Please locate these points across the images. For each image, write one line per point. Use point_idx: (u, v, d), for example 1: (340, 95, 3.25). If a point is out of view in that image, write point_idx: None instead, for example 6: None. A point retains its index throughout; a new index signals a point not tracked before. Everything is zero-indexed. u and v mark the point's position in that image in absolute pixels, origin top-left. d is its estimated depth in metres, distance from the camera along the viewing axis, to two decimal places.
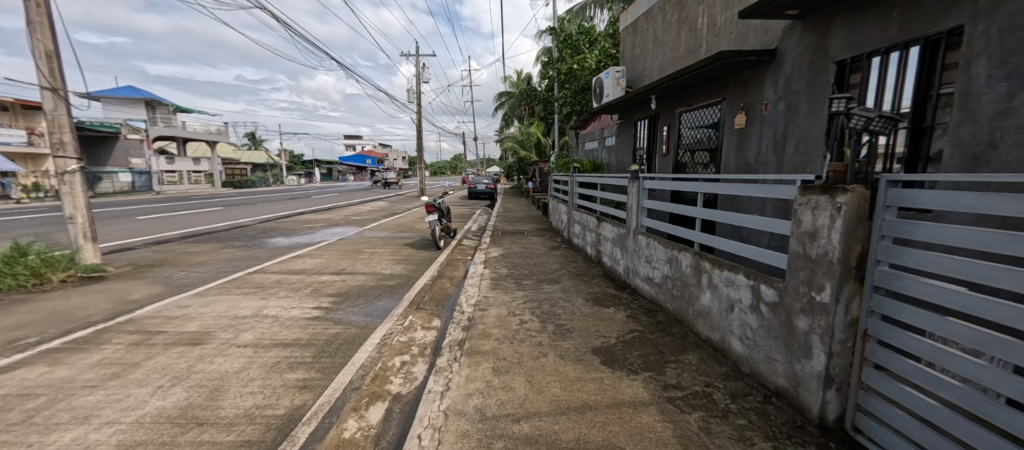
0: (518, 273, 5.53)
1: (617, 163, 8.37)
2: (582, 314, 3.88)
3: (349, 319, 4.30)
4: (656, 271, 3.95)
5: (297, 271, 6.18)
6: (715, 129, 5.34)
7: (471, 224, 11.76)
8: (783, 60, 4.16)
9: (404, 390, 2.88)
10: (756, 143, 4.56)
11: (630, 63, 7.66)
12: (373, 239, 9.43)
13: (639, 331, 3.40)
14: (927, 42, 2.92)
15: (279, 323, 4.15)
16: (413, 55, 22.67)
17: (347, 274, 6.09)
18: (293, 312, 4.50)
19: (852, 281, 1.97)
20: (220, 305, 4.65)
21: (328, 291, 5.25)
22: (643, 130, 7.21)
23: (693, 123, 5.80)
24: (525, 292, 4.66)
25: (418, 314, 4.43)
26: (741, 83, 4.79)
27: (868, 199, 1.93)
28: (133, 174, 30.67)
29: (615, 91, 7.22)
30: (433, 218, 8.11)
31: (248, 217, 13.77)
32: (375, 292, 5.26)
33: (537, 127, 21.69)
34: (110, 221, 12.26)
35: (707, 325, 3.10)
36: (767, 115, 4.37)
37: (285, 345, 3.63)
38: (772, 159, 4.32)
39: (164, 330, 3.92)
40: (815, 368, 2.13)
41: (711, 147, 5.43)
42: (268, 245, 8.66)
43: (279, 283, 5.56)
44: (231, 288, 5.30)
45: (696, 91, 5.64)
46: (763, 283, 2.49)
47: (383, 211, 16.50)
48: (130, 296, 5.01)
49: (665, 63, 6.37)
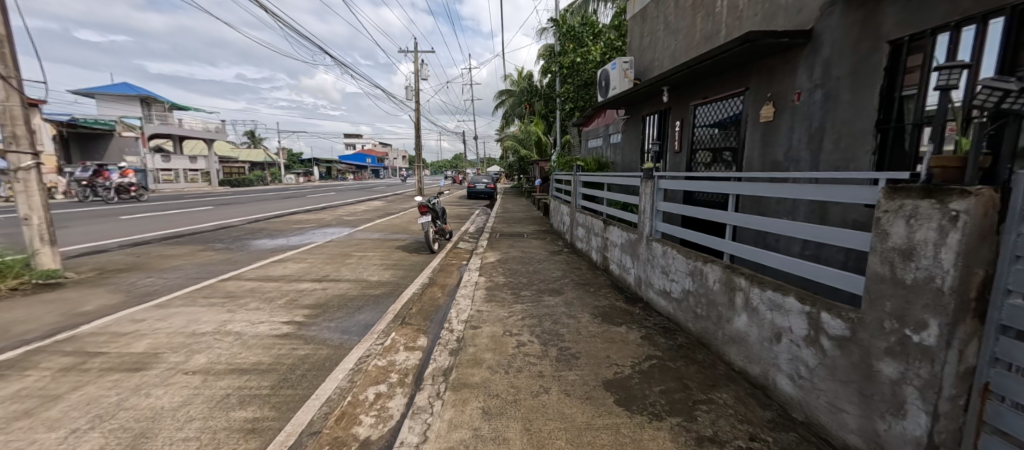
0: (517, 282, 5.00)
1: (623, 161, 7.84)
2: (588, 335, 3.34)
3: (322, 337, 3.77)
4: (675, 285, 3.41)
5: (275, 279, 5.64)
6: (735, 123, 4.80)
7: (469, 225, 11.25)
8: (822, 42, 3.61)
9: (374, 435, 2.36)
10: (785, 137, 4.00)
11: (637, 53, 7.12)
12: (364, 241, 8.89)
13: (657, 358, 2.87)
14: (1013, 13, 2.39)
15: (241, 342, 3.61)
16: (410, 51, 22.39)
17: (329, 281, 5.55)
18: (260, 327, 3.97)
19: (969, 320, 1.41)
20: (180, 318, 4.12)
21: (305, 302, 4.71)
22: (652, 126, 6.69)
23: (709, 118, 5.27)
24: (524, 305, 4.12)
25: (402, 331, 3.90)
26: (767, 70, 4.22)
27: (996, 206, 1.37)
28: (127, 172, 30.25)
29: (622, 83, 6.69)
30: (426, 219, 7.58)
31: (236, 217, 13.26)
32: (357, 304, 4.72)
33: (537, 125, 21.20)
34: (92, 220, 11.75)
35: (741, 354, 2.57)
36: (800, 106, 3.82)
37: (241, 371, 3.09)
38: (805, 155, 3.77)
39: (105, 352, 3.39)
40: (909, 431, 1.58)
41: (729, 144, 4.90)
42: (250, 247, 8.12)
43: (251, 292, 5.03)
44: (196, 298, 4.76)
45: (713, 81, 5.10)
46: (825, 310, 1.94)
47: (378, 211, 15.95)
48: (82, 307, 4.48)
49: (678, 51, 5.82)
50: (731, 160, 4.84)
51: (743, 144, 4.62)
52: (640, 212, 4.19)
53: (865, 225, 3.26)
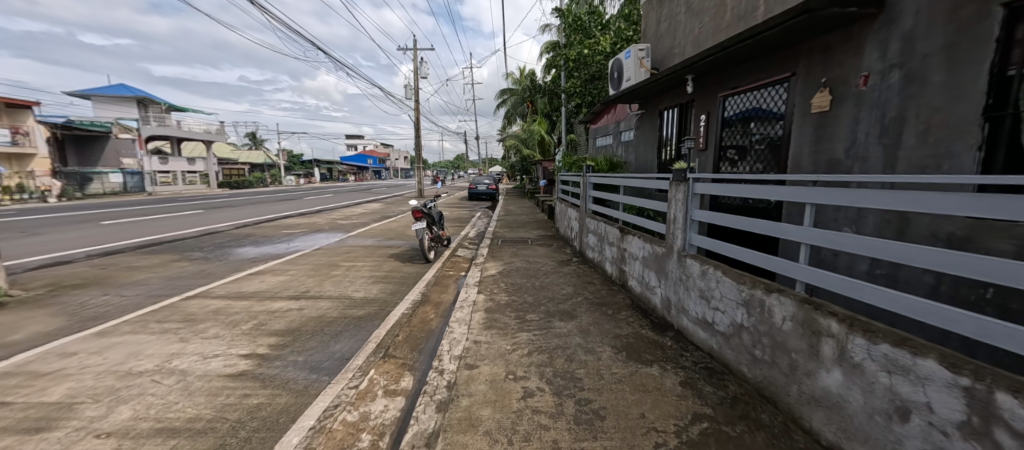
0: (522, 302, 4.32)
1: (636, 161, 7.15)
2: (612, 380, 2.65)
3: (285, 377, 3.09)
4: (720, 315, 2.73)
5: (246, 296, 4.97)
6: (777, 115, 4.09)
7: (469, 230, 10.56)
8: (901, 10, 2.90)
9: None
10: (847, 131, 3.32)
11: (654, 40, 6.43)
12: (355, 249, 8.23)
13: (709, 418, 2.19)
14: None
15: (183, 386, 2.94)
16: (409, 49, 21.87)
17: (307, 299, 4.87)
18: (212, 363, 3.29)
19: None
20: (119, 352, 3.45)
21: (274, 327, 4.03)
22: (671, 121, 6.00)
23: (742, 110, 4.58)
24: (531, 335, 3.44)
25: (383, 368, 3.23)
26: (822, 50, 3.53)
27: None
28: (124, 174, 29.84)
29: (637, 74, 6.00)
30: (420, 225, 6.93)
31: (224, 221, 12.60)
32: (335, 328, 4.04)
33: (540, 123, 20.50)
34: (73, 226, 11.16)
35: (830, 422, 1.91)
36: (869, 92, 3.13)
37: (169, 432, 2.42)
38: (876, 153, 3.09)
39: (9, 402, 2.72)
40: None
41: (768, 140, 4.20)
42: (230, 256, 7.46)
43: (215, 314, 4.36)
44: (149, 323, 4.09)
45: (748, 68, 4.41)
46: (1007, 391, 1.29)
47: (375, 214, 15.33)
48: (12, 335, 3.83)
49: (703, 35, 5.13)
50: (773, 158, 4.14)
51: (788, 139, 3.92)
52: (669, 221, 3.50)
53: (966, 241, 2.56)
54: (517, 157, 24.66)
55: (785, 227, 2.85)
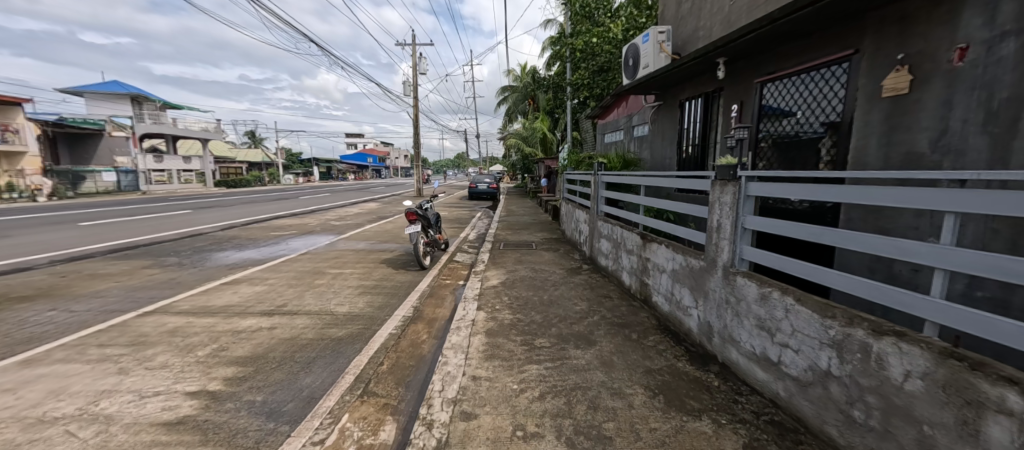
0: (528, 321, 3.69)
1: (652, 158, 6.52)
2: (654, 441, 2.02)
3: (235, 426, 2.46)
4: (791, 354, 2.11)
5: (212, 312, 4.34)
6: (809, 106, 3.66)
7: (469, 232, 9.94)
8: None
9: None
10: (934, 117, 2.68)
11: (674, 23, 5.79)
12: (345, 253, 7.61)
13: None
14: None
15: (100, 441, 2.31)
16: (408, 44, 21.28)
17: (282, 315, 4.25)
18: (149, 405, 2.66)
19: None
20: (38, 389, 2.82)
21: (236, 352, 3.41)
22: (694, 113, 5.37)
23: (785, 98, 3.94)
24: (541, 368, 2.81)
25: (360, 413, 2.60)
26: (899, 20, 2.88)
27: None
28: (119, 173, 29.26)
29: (657, 59, 5.36)
30: (415, 228, 6.30)
31: (212, 222, 11.96)
32: (308, 354, 3.41)
33: (542, 120, 19.88)
34: (50, 227, 10.53)
35: None
36: (970, 67, 2.49)
37: None
38: (979, 144, 2.44)
39: None
40: None
41: (810, 131, 3.63)
42: (208, 262, 6.83)
43: (170, 335, 3.73)
44: (89, 348, 3.46)
45: (795, 47, 3.77)
46: None
47: (372, 214, 14.70)
48: None
49: (736, 12, 4.48)
50: (780, 156, 3.96)
51: (804, 135, 3.71)
52: (710, 228, 2.87)
53: None
54: (519, 155, 24.06)
55: (885, 243, 2.01)
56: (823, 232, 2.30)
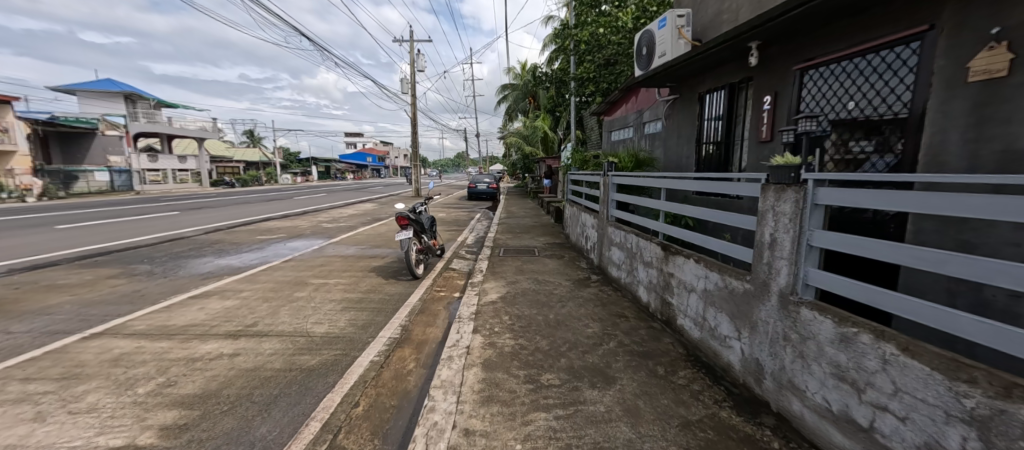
0: (532, 349, 3.13)
1: (665, 156, 5.98)
2: None
3: None
4: (895, 421, 1.58)
5: (170, 334, 3.78)
6: (863, 94, 3.11)
7: (468, 235, 9.38)
8: None
9: None
10: None
11: (693, 7, 5.23)
12: (333, 260, 7.05)
13: None
14: None
15: None
16: (406, 40, 20.73)
17: (250, 338, 3.69)
18: None
19: None
20: None
21: (184, 390, 2.85)
22: (717, 106, 4.82)
23: (829, 85, 3.40)
24: (550, 418, 2.26)
25: None
26: None
27: None
28: (112, 173, 28.70)
29: (675, 47, 4.80)
30: (406, 234, 5.74)
31: (198, 225, 11.38)
32: (271, 391, 2.86)
33: (545, 118, 19.34)
34: (24, 231, 9.95)
35: None
36: None
37: None
38: None
39: None
40: None
41: (863, 125, 3.09)
42: (182, 270, 6.28)
43: (112, 366, 3.17)
44: (9, 384, 2.90)
45: (846, 25, 3.22)
46: None
47: (367, 216, 14.14)
48: None
49: None
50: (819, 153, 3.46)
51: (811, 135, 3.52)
52: (760, 243, 2.31)
53: None
54: (520, 155, 23.49)
55: None
56: (944, 260, 1.58)
